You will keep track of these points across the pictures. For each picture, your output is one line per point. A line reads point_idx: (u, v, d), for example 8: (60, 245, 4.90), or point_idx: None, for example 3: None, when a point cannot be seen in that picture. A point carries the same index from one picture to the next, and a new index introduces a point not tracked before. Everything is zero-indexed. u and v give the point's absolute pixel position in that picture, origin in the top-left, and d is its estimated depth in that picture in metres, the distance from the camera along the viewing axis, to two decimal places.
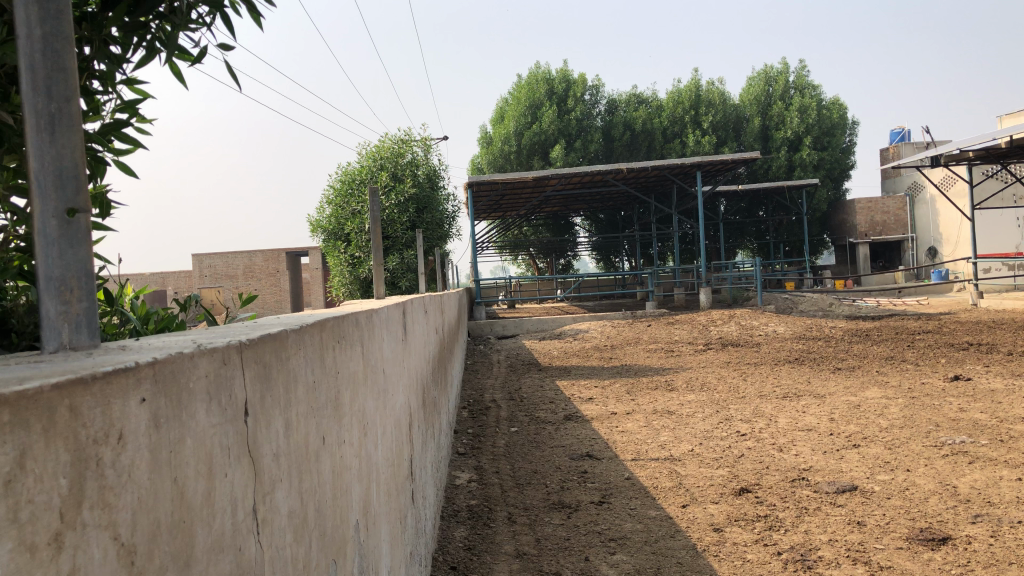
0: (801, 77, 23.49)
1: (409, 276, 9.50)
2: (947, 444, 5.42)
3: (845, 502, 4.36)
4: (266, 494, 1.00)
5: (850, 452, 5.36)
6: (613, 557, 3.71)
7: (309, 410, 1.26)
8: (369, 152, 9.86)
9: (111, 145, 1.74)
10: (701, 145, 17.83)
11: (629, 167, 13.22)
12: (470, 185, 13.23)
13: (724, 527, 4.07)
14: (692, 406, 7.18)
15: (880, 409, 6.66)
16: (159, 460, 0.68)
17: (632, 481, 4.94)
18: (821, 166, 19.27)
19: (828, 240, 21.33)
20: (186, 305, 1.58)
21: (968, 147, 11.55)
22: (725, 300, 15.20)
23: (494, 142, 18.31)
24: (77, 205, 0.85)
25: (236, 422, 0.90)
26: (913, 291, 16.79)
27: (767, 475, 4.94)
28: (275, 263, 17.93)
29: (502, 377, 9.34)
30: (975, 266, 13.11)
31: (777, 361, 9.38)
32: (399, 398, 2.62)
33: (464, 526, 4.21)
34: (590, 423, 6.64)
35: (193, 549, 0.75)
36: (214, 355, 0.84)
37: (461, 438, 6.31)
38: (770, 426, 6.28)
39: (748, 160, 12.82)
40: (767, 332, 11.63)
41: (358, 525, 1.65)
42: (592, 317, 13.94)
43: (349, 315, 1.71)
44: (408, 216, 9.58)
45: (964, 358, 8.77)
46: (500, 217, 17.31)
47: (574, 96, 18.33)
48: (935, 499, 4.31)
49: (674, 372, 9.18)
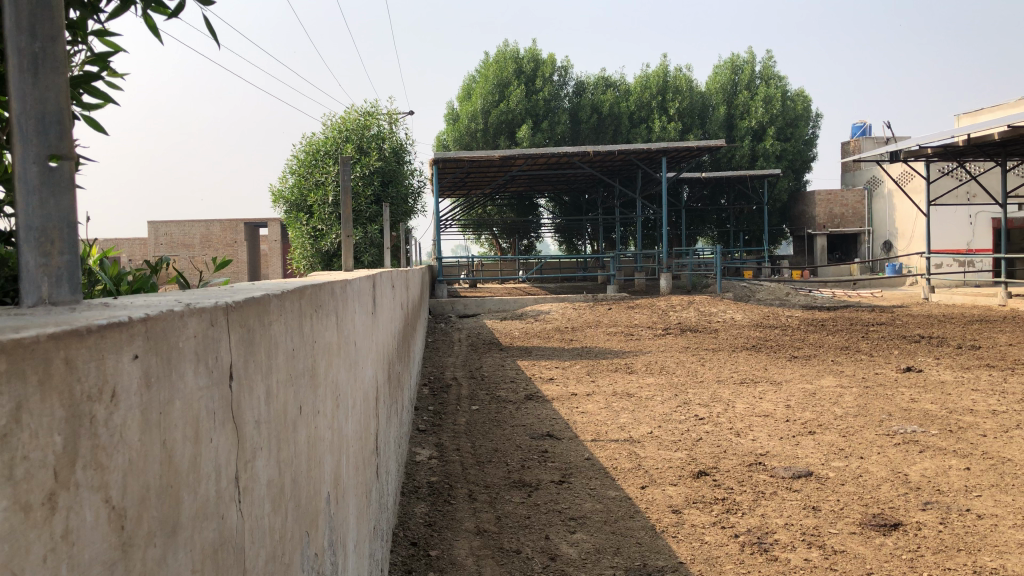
0: (766, 67, 23.67)
1: (372, 251, 9.42)
2: (899, 433, 5.55)
3: (800, 487, 4.44)
4: (248, 462, 0.97)
5: (805, 439, 5.46)
6: (573, 536, 3.73)
7: (288, 378, 1.23)
8: (334, 123, 9.69)
9: (80, 99, 1.68)
10: (667, 131, 17.91)
11: (596, 150, 13.20)
12: (436, 162, 13.12)
13: (682, 509, 4.12)
14: (651, 389, 7.25)
15: (835, 397, 6.79)
16: (149, 422, 0.65)
17: (592, 462, 4.97)
18: (783, 158, 19.51)
19: (786, 230, 21.65)
20: (157, 267, 1.53)
21: (926, 143, 11.75)
22: (685, 286, 15.34)
23: (461, 119, 18.17)
24: (61, 151, 0.80)
25: (220, 386, 0.86)
26: (868, 284, 17.12)
27: (725, 459, 5.00)
28: (233, 234, 17.61)
29: (463, 355, 9.32)
30: (929, 261, 13.39)
31: (735, 348, 9.50)
32: (369, 371, 2.59)
33: (425, 502, 4.19)
34: (550, 403, 6.67)
35: (179, 517, 0.72)
36: (202, 316, 0.81)
37: (422, 415, 6.28)
38: (728, 412, 6.36)
39: (714, 147, 12.88)
40: (726, 319, 11.78)
41: (329, 498, 1.62)
42: (554, 299, 13.98)
43: (325, 284, 1.67)
44: (373, 190, 9.48)
45: (916, 350, 8.98)
46: (464, 195, 17.22)
47: (543, 76, 18.23)
48: (887, 486, 4.41)
49: (634, 356, 9.25)
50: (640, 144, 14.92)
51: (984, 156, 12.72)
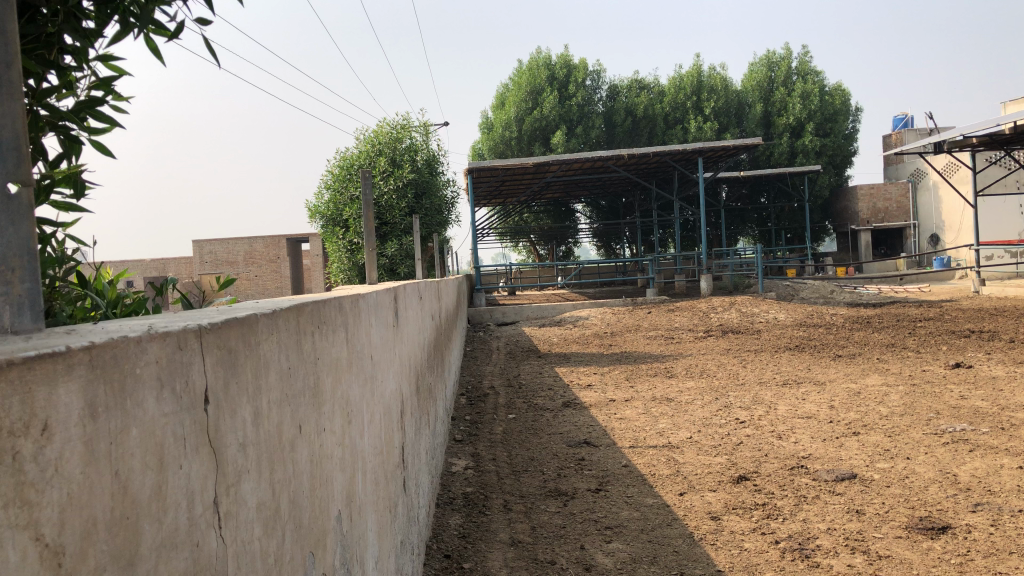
0: (803, 62, 23.33)
1: (408, 263, 9.46)
2: (948, 432, 5.38)
3: (844, 490, 4.33)
4: (231, 485, 0.95)
5: (849, 440, 5.32)
6: (608, 546, 3.68)
7: (283, 398, 1.21)
8: (366, 137, 9.79)
9: (86, 124, 1.69)
10: (703, 131, 17.73)
11: (630, 153, 13.10)
12: (470, 172, 13.16)
13: (721, 516, 4.04)
14: (691, 394, 7.16)
15: (880, 396, 6.63)
16: (95, 453, 0.63)
17: (629, 469, 4.91)
18: (823, 153, 19.19)
19: (829, 226, 21.29)
20: (161, 289, 1.52)
21: (971, 133, 11.42)
22: (725, 287, 15.15)
23: (495, 128, 18.22)
24: (20, 177, 0.79)
25: (192, 411, 0.85)
26: (915, 279, 16.75)
27: (766, 463, 4.90)
28: (275, 250, 17.87)
29: (501, 364, 9.30)
30: (977, 253, 13.04)
31: (778, 349, 9.34)
32: (391, 384, 2.58)
33: (460, 514, 4.17)
34: (588, 410, 6.62)
35: (138, 548, 0.70)
36: (166, 340, 0.79)
37: (459, 425, 6.27)
38: (770, 414, 6.25)
39: (751, 146, 12.70)
40: (768, 319, 11.60)
41: (340, 517, 1.60)
42: (592, 304, 13.91)
43: (331, 300, 1.66)
44: (407, 202, 9.53)
45: (966, 345, 8.72)
46: (501, 203, 17.23)
47: (575, 82, 18.20)
48: (935, 488, 4.27)
49: (674, 359, 9.15)
50: (676, 145, 14.78)
51: None
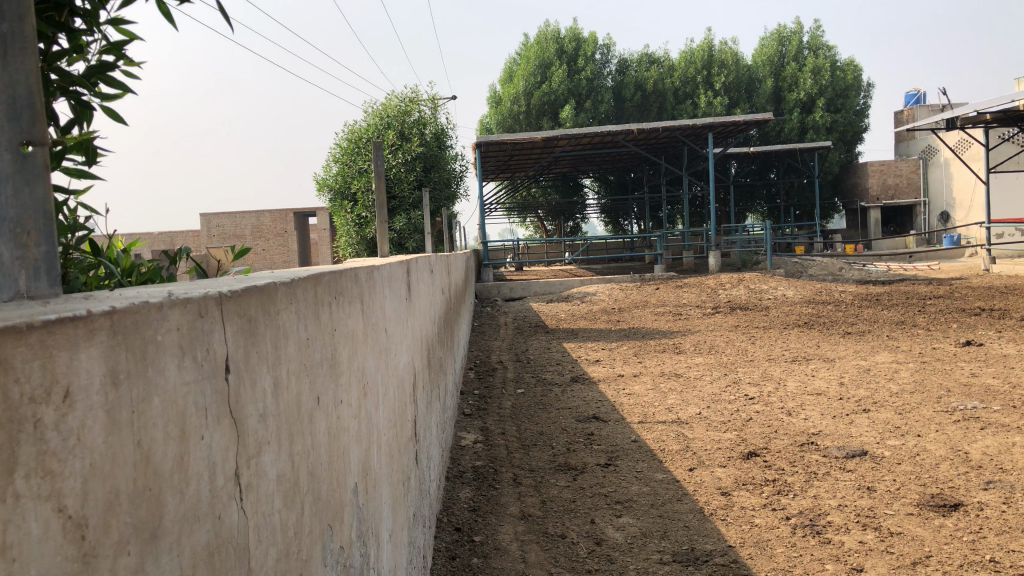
0: (815, 37, 23.06)
1: (416, 237, 9.44)
2: (959, 409, 5.36)
3: (854, 467, 4.31)
4: (251, 457, 0.93)
5: (859, 417, 5.30)
6: (619, 520, 3.67)
7: (301, 369, 1.18)
8: (375, 109, 9.71)
9: (97, 90, 1.66)
10: (713, 106, 17.58)
11: (640, 128, 12.99)
12: (479, 146, 13.07)
13: (731, 491, 4.03)
14: (699, 369, 7.14)
15: (890, 373, 6.60)
16: (117, 420, 0.60)
17: (639, 444, 4.90)
18: (834, 129, 19.02)
19: (838, 203, 21.16)
20: (176, 258, 1.50)
21: (985, 109, 11.27)
22: (733, 263, 15.09)
23: (504, 102, 18.10)
24: (33, 136, 0.76)
25: (214, 379, 0.82)
26: (924, 257, 16.66)
27: (776, 439, 4.88)
28: (282, 224, 17.84)
29: (509, 339, 9.29)
30: (988, 231, 12.93)
31: (787, 325, 9.30)
32: (404, 357, 2.56)
33: (469, 487, 4.17)
34: (596, 385, 6.62)
35: (162, 521, 0.68)
36: (187, 307, 0.76)
37: (467, 399, 6.27)
38: (779, 390, 6.23)
39: (761, 121, 12.57)
40: (776, 295, 11.55)
41: (356, 490, 1.58)
42: (600, 280, 13.88)
43: (347, 270, 1.63)
44: (415, 175, 9.48)
45: (977, 323, 8.68)
46: (509, 178, 17.15)
47: (584, 55, 18.04)
48: (946, 465, 4.25)
49: (682, 335, 9.13)
50: (686, 120, 14.65)
51: None
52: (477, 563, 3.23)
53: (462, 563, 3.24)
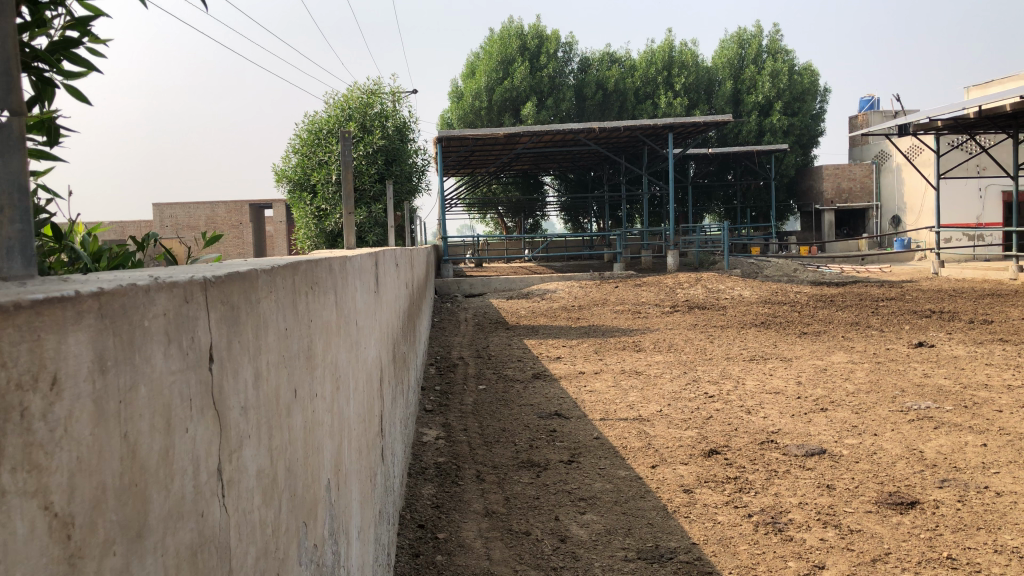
0: (774, 41, 23.38)
1: (376, 231, 9.34)
2: (913, 409, 5.47)
3: (814, 465, 4.36)
4: (233, 452, 0.88)
5: (817, 416, 5.38)
6: (583, 517, 3.66)
7: (280, 360, 1.14)
8: (336, 101, 9.59)
9: (61, 67, 1.58)
10: (672, 107, 17.73)
11: (601, 126, 13.02)
12: (440, 140, 12.97)
13: (693, 489, 4.04)
14: (659, 367, 7.18)
15: (846, 373, 6.72)
16: (104, 413, 0.56)
17: (601, 441, 4.89)
18: (790, 132, 19.30)
19: (793, 205, 21.50)
20: (143, 244, 1.43)
21: (937, 116, 11.50)
22: (691, 263, 15.23)
23: (465, 97, 18.04)
24: (11, 107, 0.71)
25: (198, 369, 0.78)
26: (876, 259, 17.02)
27: (736, 438, 4.92)
28: (238, 215, 17.55)
29: (470, 335, 9.24)
30: (938, 235, 13.23)
31: (744, 325, 9.42)
32: (372, 352, 2.51)
33: (432, 483, 4.13)
34: (557, 382, 6.62)
35: (148, 518, 0.63)
36: (174, 292, 0.72)
37: (429, 395, 6.22)
38: (738, 388, 6.30)
39: (720, 123, 12.68)
40: (734, 295, 11.68)
41: (329, 486, 1.53)
42: (560, 277, 13.88)
43: (322, 261, 1.58)
44: (376, 168, 9.38)
45: (928, 325, 8.87)
46: (469, 173, 17.09)
47: (547, 53, 18.05)
48: (902, 463, 4.33)
49: (642, 333, 9.17)
50: (646, 119, 14.72)
51: (995, 129, 12.49)
52: (440, 560, 3.19)
53: (426, 560, 3.20)
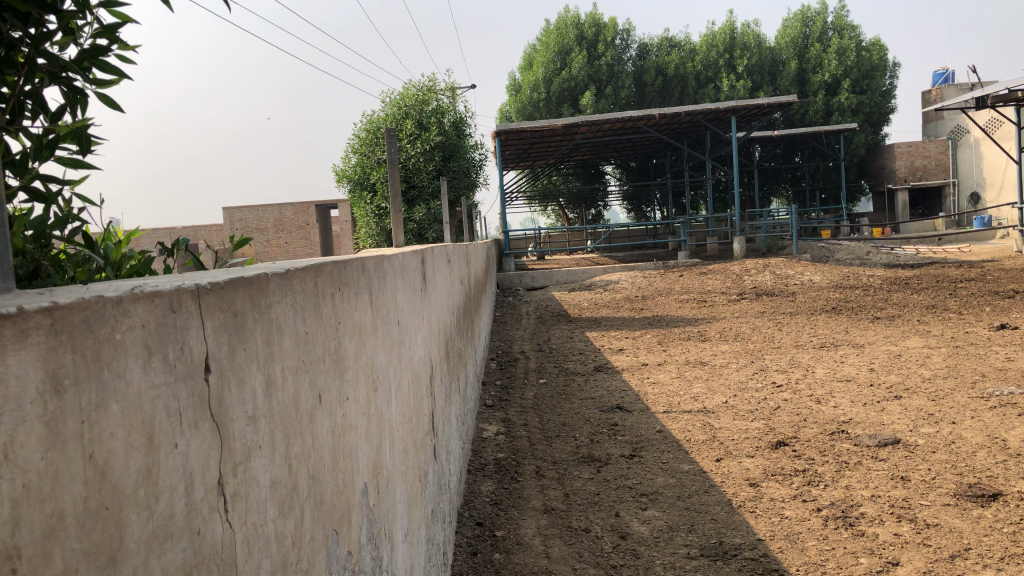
0: (840, 17, 22.67)
1: (436, 227, 9.36)
2: (994, 395, 5.21)
3: (887, 456, 4.19)
4: (239, 464, 0.85)
5: (891, 404, 5.17)
6: (644, 513, 3.58)
7: (300, 366, 1.11)
8: (392, 99, 9.64)
9: (91, 75, 1.58)
10: (736, 89, 17.30)
11: (661, 113, 12.79)
12: (498, 134, 12.94)
13: (759, 482, 3.92)
14: (725, 357, 7.01)
15: (922, 358, 6.45)
16: (60, 434, 0.53)
17: (664, 434, 4.80)
18: (860, 111, 18.67)
19: (865, 186, 20.81)
20: (172, 250, 1.42)
21: (1015, 87, 10.94)
22: (759, 249, 14.85)
23: (523, 89, 17.97)
24: None
25: (190, 380, 0.74)
26: (953, 238, 16.33)
27: (805, 428, 4.76)
28: (304, 216, 17.83)
29: (532, 328, 9.19)
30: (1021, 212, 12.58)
31: (814, 311, 9.14)
32: (420, 350, 2.48)
33: (491, 480, 4.10)
34: (620, 374, 6.53)
35: (122, 543, 0.60)
36: (157, 301, 0.69)
37: (489, 390, 6.21)
38: (807, 377, 6.11)
39: (785, 103, 12.31)
40: (803, 281, 11.35)
41: (366, 491, 1.51)
42: (623, 267, 13.73)
43: (353, 261, 1.55)
44: (434, 164, 9.39)
45: (1011, 306, 8.45)
46: (529, 166, 17.04)
47: (604, 41, 17.84)
48: (983, 453, 4.12)
49: (707, 322, 8.98)
50: (707, 104, 14.40)
51: None
52: (499, 558, 3.16)
53: (484, 559, 3.17)
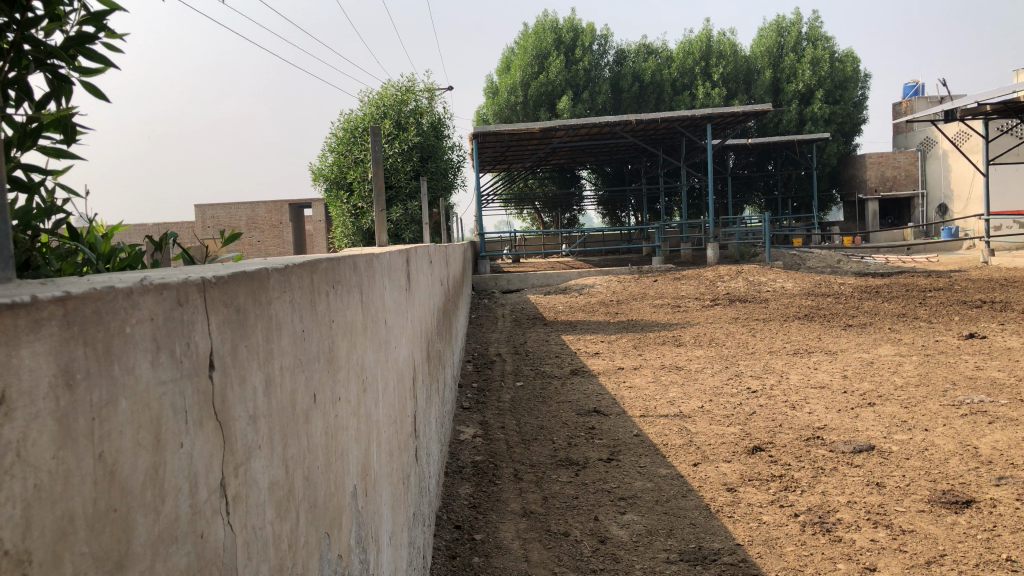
0: (814, 28, 22.92)
1: (413, 228, 9.32)
2: (965, 403, 5.28)
3: (862, 463, 4.22)
4: (240, 464, 0.82)
5: (865, 411, 5.22)
6: (623, 517, 3.57)
7: (297, 365, 1.08)
8: (371, 99, 9.58)
9: (77, 64, 1.54)
10: (711, 97, 17.39)
11: (638, 118, 12.84)
12: (476, 136, 12.90)
13: (737, 487, 3.93)
14: (700, 362, 7.05)
15: (894, 366, 6.52)
16: (71, 431, 0.50)
17: (641, 438, 4.80)
18: (832, 121, 18.88)
19: (836, 195, 21.06)
20: (160, 245, 1.38)
21: (984, 100, 11.11)
22: (732, 256, 14.96)
23: (500, 92, 17.96)
24: None
25: (195, 377, 0.71)
26: (922, 248, 16.57)
27: (781, 434, 4.78)
28: (278, 215, 17.68)
29: (507, 331, 9.17)
30: (988, 224, 12.79)
31: (787, 318, 9.21)
32: (404, 351, 2.45)
33: (469, 483, 4.07)
34: (596, 377, 6.54)
35: (130, 545, 0.57)
36: (165, 293, 0.66)
37: (466, 392, 6.17)
38: (782, 383, 6.15)
39: (760, 112, 12.41)
40: (776, 288, 11.45)
41: (356, 493, 1.48)
42: (598, 271, 13.76)
43: (346, 258, 1.52)
44: (412, 165, 9.35)
45: (979, 316, 8.58)
46: (505, 169, 17.03)
47: (582, 46, 17.88)
48: (956, 460, 4.16)
49: (682, 327, 9.02)
50: (683, 111, 14.48)
51: None
52: (478, 562, 3.13)
53: (463, 562, 3.15)
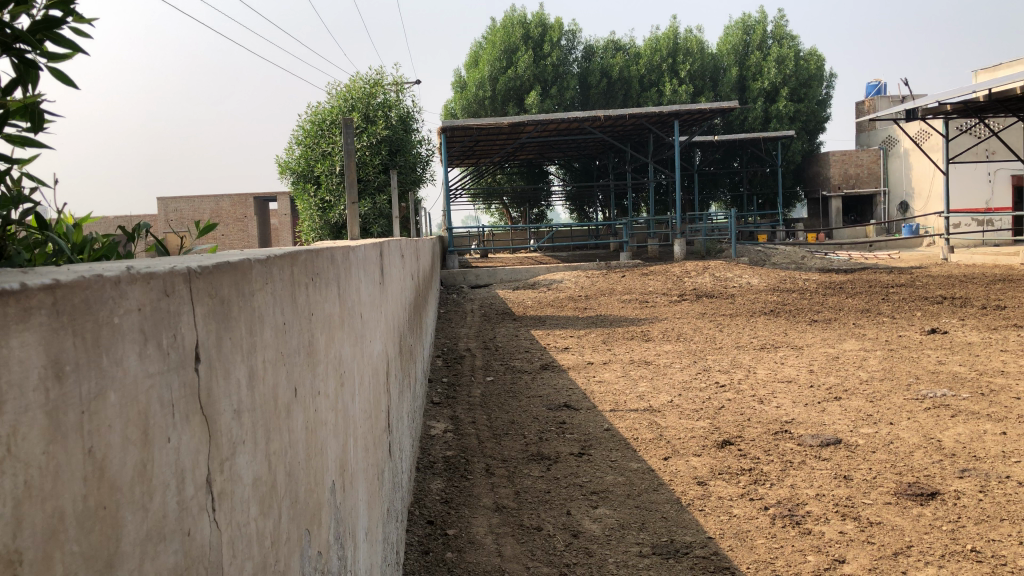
0: (779, 27, 23.15)
1: (381, 222, 9.26)
2: (928, 397, 5.36)
3: (830, 456, 4.27)
4: (225, 460, 0.80)
5: (831, 405, 5.28)
6: (595, 511, 3.58)
7: (278, 357, 1.05)
8: (339, 92, 9.48)
9: (43, 48, 1.49)
10: (678, 94, 17.46)
11: (606, 114, 12.86)
12: (444, 130, 12.83)
13: (707, 481, 3.96)
14: (668, 357, 7.09)
15: (859, 361, 6.61)
16: (61, 425, 0.48)
17: (612, 433, 4.81)
18: (797, 118, 19.08)
19: (801, 192, 21.31)
20: (134, 235, 1.34)
21: (945, 99, 11.27)
22: (698, 251, 15.06)
23: (469, 87, 17.87)
24: None
25: (181, 371, 0.69)
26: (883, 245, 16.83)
27: (749, 428, 4.83)
28: (242, 209, 17.45)
29: (477, 326, 9.14)
30: (948, 222, 13.02)
31: (754, 313, 9.30)
32: (377, 345, 2.42)
33: (441, 478, 4.05)
34: (566, 372, 6.54)
35: (119, 545, 0.55)
36: (152, 283, 0.63)
37: (436, 387, 6.14)
38: (749, 377, 6.21)
39: (726, 109, 12.50)
40: (742, 283, 11.55)
41: (334, 489, 1.46)
42: (566, 266, 13.79)
43: (324, 251, 1.49)
44: (380, 158, 9.28)
45: (940, 311, 8.74)
46: (473, 164, 16.96)
47: (550, 41, 17.86)
48: (920, 453, 4.24)
49: (650, 322, 9.06)
50: (651, 108, 14.53)
51: (1005, 114, 12.29)
52: (451, 557, 3.12)
53: (436, 558, 3.13)
